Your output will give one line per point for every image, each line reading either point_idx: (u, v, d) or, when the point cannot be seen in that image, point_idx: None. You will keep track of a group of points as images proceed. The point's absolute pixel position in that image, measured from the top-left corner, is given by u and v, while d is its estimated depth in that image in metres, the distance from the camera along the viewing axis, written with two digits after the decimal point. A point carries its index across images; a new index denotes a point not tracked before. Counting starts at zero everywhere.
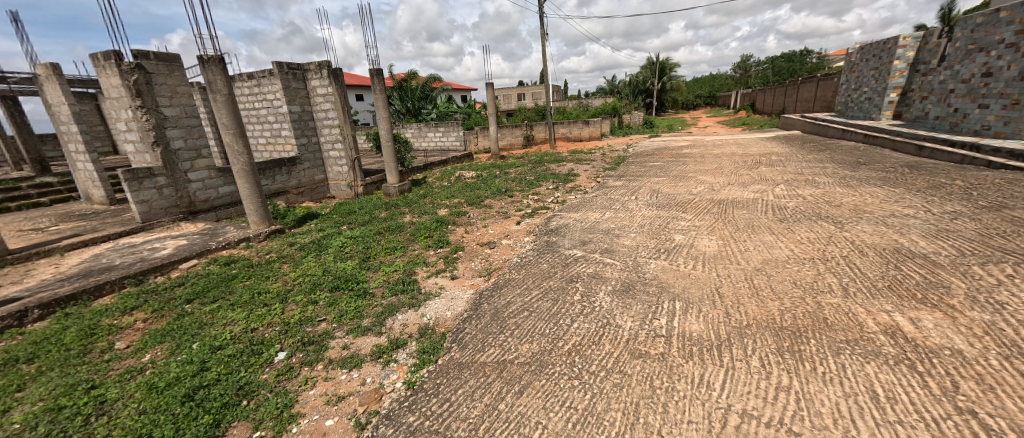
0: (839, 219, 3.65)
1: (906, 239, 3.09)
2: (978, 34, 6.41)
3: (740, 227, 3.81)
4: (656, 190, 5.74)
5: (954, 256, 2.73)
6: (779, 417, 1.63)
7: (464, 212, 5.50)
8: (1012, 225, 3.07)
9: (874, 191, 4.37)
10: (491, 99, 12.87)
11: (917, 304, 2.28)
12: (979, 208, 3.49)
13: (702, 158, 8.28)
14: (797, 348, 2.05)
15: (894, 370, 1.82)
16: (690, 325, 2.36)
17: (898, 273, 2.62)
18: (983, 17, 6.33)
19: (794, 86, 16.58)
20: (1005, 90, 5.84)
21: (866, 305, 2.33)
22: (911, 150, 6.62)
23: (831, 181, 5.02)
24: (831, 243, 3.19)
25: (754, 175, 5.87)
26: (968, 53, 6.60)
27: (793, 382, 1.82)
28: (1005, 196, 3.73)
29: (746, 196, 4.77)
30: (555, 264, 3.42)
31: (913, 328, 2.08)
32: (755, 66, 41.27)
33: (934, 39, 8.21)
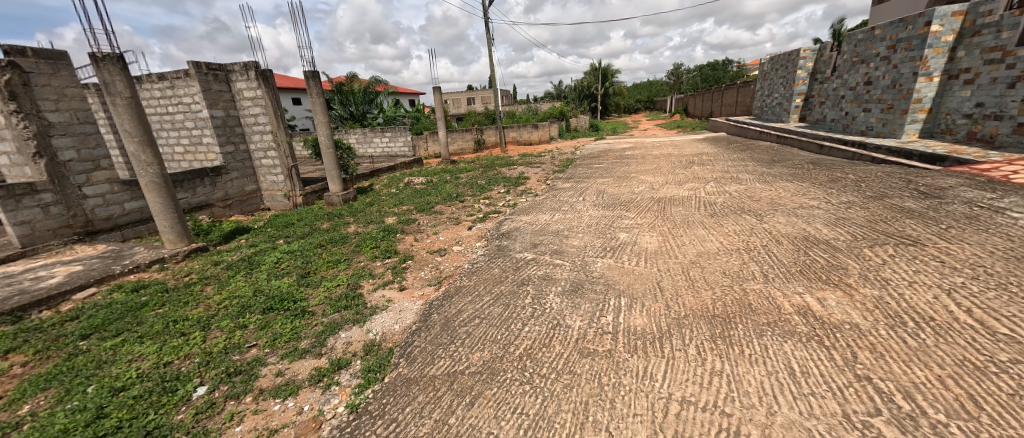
0: (759, 212, 4.04)
1: (813, 227, 3.49)
2: (860, 49, 7.49)
3: (677, 223, 4.08)
4: (602, 190, 5.97)
5: (849, 240, 3.14)
6: (714, 400, 1.75)
7: (413, 219, 5.33)
8: (892, 212, 3.59)
9: (786, 186, 4.91)
10: (440, 103, 12.69)
11: (823, 285, 2.58)
12: (867, 198, 4.04)
13: (643, 159, 8.80)
14: (727, 334, 2.22)
15: (806, 346, 2.03)
16: (635, 319, 2.46)
17: (806, 258, 2.95)
18: (863, 34, 7.43)
19: (719, 92, 18.28)
20: (882, 97, 6.86)
21: (783, 289, 2.59)
22: (814, 149, 7.54)
23: (752, 178, 5.57)
24: (753, 234, 3.52)
25: (688, 174, 6.34)
26: (853, 64, 7.71)
27: (725, 366, 1.97)
28: (886, 186, 4.36)
29: (681, 194, 5.13)
30: (506, 268, 3.42)
31: (820, 307, 2.35)
32: (687, 73, 44.90)
33: (827, 52, 9.49)
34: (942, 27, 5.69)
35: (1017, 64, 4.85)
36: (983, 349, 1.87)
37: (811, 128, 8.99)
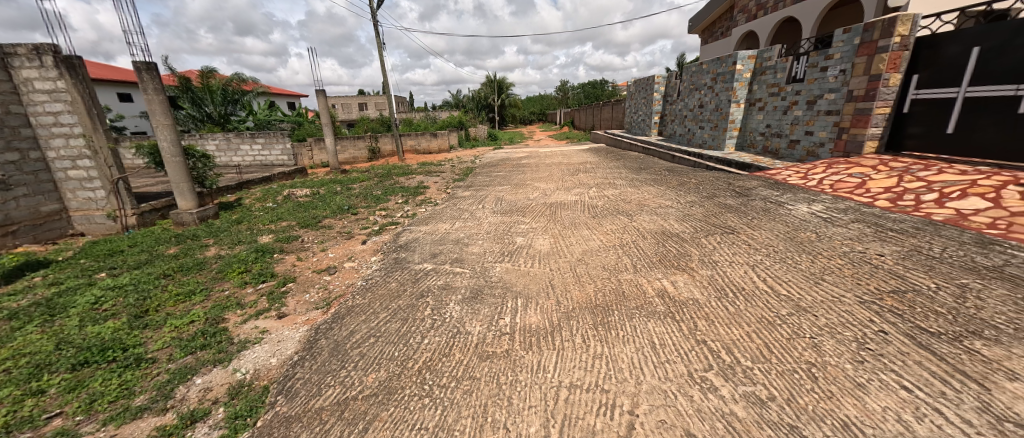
0: (629, 212, 4.73)
1: (668, 223, 4.24)
2: (695, 79, 9.45)
3: (566, 225, 4.50)
4: (500, 197, 6.23)
5: (691, 232, 3.91)
6: (596, 380, 1.99)
7: (295, 236, 4.74)
8: (719, 208, 4.58)
9: (649, 189, 5.85)
10: (326, 107, 11.62)
11: (675, 270, 3.15)
12: (703, 198, 5.07)
13: (537, 167, 9.45)
14: (606, 320, 2.54)
15: (663, 323, 2.46)
16: (530, 317, 2.63)
17: (663, 249, 3.58)
18: (695, 68, 9.43)
19: (599, 108, 20.84)
20: (710, 117, 8.71)
21: (647, 277, 3.08)
22: (669, 158, 9.13)
23: (624, 183, 6.48)
24: (625, 231, 4.10)
25: (574, 181, 7.04)
26: (691, 91, 9.64)
27: (604, 348, 2.25)
28: (716, 188, 5.54)
29: (569, 199, 5.69)
30: (405, 281, 3.29)
31: (673, 288, 2.87)
32: (574, 89, 49.99)
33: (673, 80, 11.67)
34: (743, 67, 7.58)
35: (786, 97, 6.68)
36: (771, 308, 2.54)
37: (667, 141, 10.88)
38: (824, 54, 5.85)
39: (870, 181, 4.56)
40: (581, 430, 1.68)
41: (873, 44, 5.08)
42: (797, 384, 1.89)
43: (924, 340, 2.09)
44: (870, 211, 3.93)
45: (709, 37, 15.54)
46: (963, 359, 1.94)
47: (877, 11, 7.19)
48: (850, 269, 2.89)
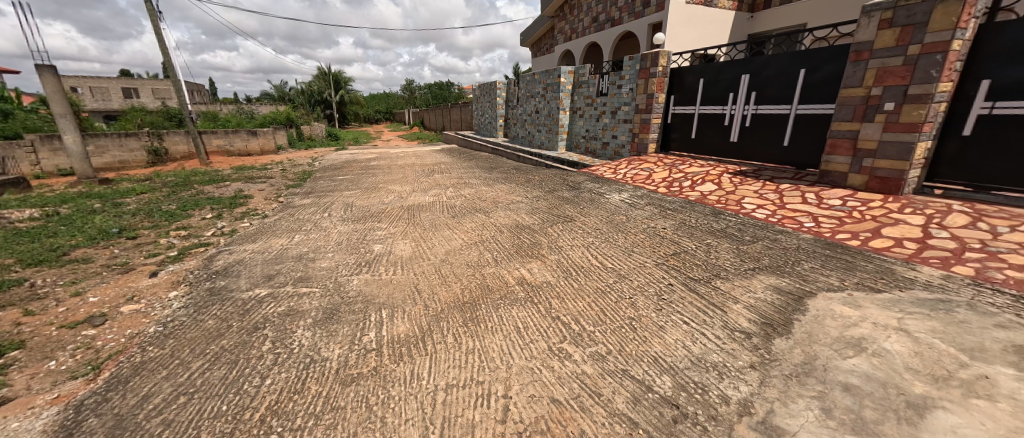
0: (485, 210, 5.01)
1: (520, 217, 4.68)
2: (530, 87, 10.71)
3: (426, 227, 4.41)
4: (349, 203, 5.62)
5: (539, 223, 4.44)
6: (471, 376, 2.04)
7: (13, 280, 3.11)
8: (559, 200, 5.32)
9: (501, 187, 6.32)
10: (60, 89, 8.00)
11: (530, 258, 3.53)
12: (546, 192, 5.82)
13: (389, 169, 8.90)
14: (475, 315, 2.63)
15: (525, 307, 2.74)
16: (397, 327, 2.48)
17: (518, 241, 3.94)
18: (529, 77, 10.70)
19: (448, 110, 21.16)
20: (545, 122, 10.02)
21: (508, 268, 3.34)
22: (515, 158, 10.09)
23: (479, 182, 6.80)
24: (484, 228, 4.32)
25: (430, 182, 6.98)
26: (528, 98, 10.88)
27: (475, 342, 2.34)
28: (555, 183, 6.43)
29: (427, 200, 5.60)
30: (228, 316, 2.60)
31: (530, 275, 3.21)
32: (420, 89, 49.22)
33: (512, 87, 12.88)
34: (565, 79, 9.05)
35: (597, 107, 8.29)
36: (603, 279, 3.16)
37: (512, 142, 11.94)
38: (618, 75, 7.52)
39: (653, 173, 6.11)
40: (461, 427, 1.70)
41: (647, 70, 6.85)
42: (624, 336, 2.45)
43: (691, 286, 3.00)
44: (656, 195, 5.27)
45: (537, 51, 17.79)
46: (711, 294, 2.88)
47: (647, 45, 9.70)
48: (648, 241, 3.84)
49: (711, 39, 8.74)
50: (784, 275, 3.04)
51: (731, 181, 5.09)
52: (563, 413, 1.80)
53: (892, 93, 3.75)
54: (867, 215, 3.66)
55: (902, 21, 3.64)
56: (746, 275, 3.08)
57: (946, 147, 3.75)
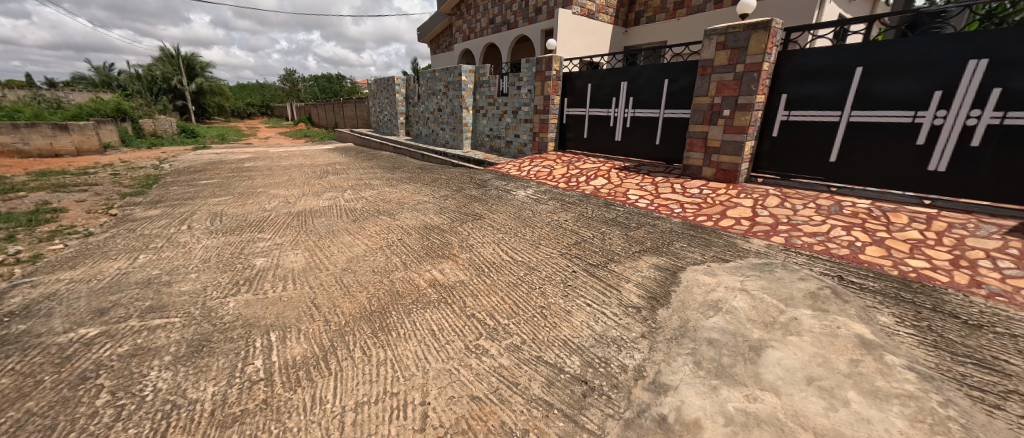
0: (390, 212, 4.72)
1: (428, 217, 4.54)
2: (431, 85, 10.44)
3: (322, 234, 3.95)
4: (217, 212, 4.69)
5: (449, 222, 4.37)
6: (384, 389, 1.90)
7: None
8: (467, 199, 5.32)
9: (407, 187, 6.04)
10: None
11: (441, 259, 3.45)
12: (454, 191, 5.76)
13: (270, 172, 7.70)
14: (385, 324, 2.46)
15: (439, 309, 2.67)
16: (291, 350, 2.17)
17: (428, 242, 3.81)
18: (429, 74, 10.43)
19: (340, 105, 19.27)
20: (449, 120, 9.91)
21: (418, 270, 3.21)
22: (419, 157, 9.77)
23: (381, 183, 6.36)
24: (390, 231, 4.07)
25: (324, 184, 6.27)
26: (430, 95, 10.62)
27: (387, 352, 2.19)
28: (462, 181, 6.41)
29: (320, 205, 5.01)
30: (32, 370, 1.93)
31: (442, 276, 3.14)
32: (305, 81, 43.69)
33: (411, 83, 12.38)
34: (466, 78, 9.08)
35: (499, 107, 8.53)
36: (515, 272, 3.27)
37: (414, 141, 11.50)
38: (517, 77, 7.86)
39: (553, 169, 6.56)
40: None
41: (543, 73, 7.30)
42: (536, 324, 2.58)
43: (591, 271, 3.32)
44: (557, 191, 5.67)
45: (436, 48, 17.40)
46: (608, 276, 3.24)
47: (541, 50, 10.32)
48: (552, 233, 4.11)
49: (595, 48, 9.72)
50: (662, 254, 3.58)
51: (618, 176, 5.77)
52: (484, 408, 1.81)
53: (728, 102, 4.71)
54: (717, 201, 4.52)
55: (731, 44, 4.57)
56: (634, 256, 3.55)
57: (763, 145, 4.84)
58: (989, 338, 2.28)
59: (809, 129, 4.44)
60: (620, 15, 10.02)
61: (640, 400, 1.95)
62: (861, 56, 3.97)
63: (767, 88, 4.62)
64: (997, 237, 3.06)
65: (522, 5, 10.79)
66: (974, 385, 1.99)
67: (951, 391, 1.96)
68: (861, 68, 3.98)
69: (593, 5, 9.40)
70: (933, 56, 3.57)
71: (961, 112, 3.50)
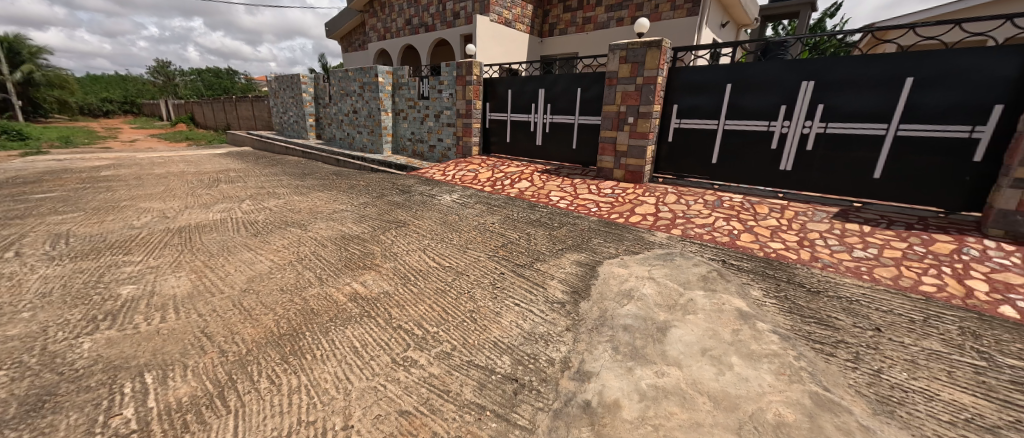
0: (301, 223, 4.26)
1: (346, 227, 4.21)
2: (344, 85, 9.74)
3: (213, 252, 3.41)
4: (60, 233, 3.74)
5: (370, 231, 4.11)
6: (299, 419, 1.71)
7: None
8: (389, 206, 5.07)
9: (319, 195, 5.52)
10: None
11: (363, 271, 3.23)
12: (375, 198, 5.44)
13: (140, 181, 6.40)
14: (297, 347, 2.22)
15: (362, 324, 2.50)
16: (175, 390, 1.84)
17: (346, 253, 3.54)
18: (341, 74, 9.72)
19: (233, 103, 16.85)
20: (365, 123, 9.36)
21: (336, 285, 2.96)
22: (332, 162, 9.07)
23: (288, 191, 5.72)
24: (301, 244, 3.68)
25: (215, 195, 5.41)
26: (342, 96, 9.92)
27: (301, 378, 1.98)
28: (383, 187, 6.08)
29: (211, 218, 4.32)
30: None
31: (364, 289, 2.94)
32: (185, 75, 37.24)
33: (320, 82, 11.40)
34: (383, 80, 8.67)
35: (420, 110, 8.33)
36: (443, 279, 3.21)
37: (327, 145, 10.61)
38: (438, 80, 7.77)
39: (478, 173, 6.60)
40: None
41: (463, 78, 7.31)
42: (466, 329, 2.57)
43: (519, 271, 3.41)
44: (483, 194, 5.72)
45: (348, 46, 16.30)
46: (534, 274, 3.37)
47: (461, 54, 10.33)
48: (480, 236, 4.13)
49: (513, 55, 10.05)
50: (581, 250, 3.85)
51: (541, 178, 6.03)
52: (414, 422, 1.75)
53: (632, 110, 5.24)
54: (627, 199, 5.01)
55: (632, 59, 5.10)
56: (557, 254, 3.74)
57: (662, 149, 5.49)
58: (824, 301, 2.91)
59: (696, 135, 5.17)
60: (535, 26, 10.52)
61: (567, 389, 2.06)
62: (731, 74, 4.74)
63: (662, 99, 5.26)
64: (825, 221, 3.92)
65: (439, 8, 10.68)
66: (816, 339, 2.52)
67: (802, 346, 2.45)
68: (731, 85, 4.76)
69: (509, 13, 9.72)
70: (779, 77, 4.42)
71: (799, 122, 4.39)
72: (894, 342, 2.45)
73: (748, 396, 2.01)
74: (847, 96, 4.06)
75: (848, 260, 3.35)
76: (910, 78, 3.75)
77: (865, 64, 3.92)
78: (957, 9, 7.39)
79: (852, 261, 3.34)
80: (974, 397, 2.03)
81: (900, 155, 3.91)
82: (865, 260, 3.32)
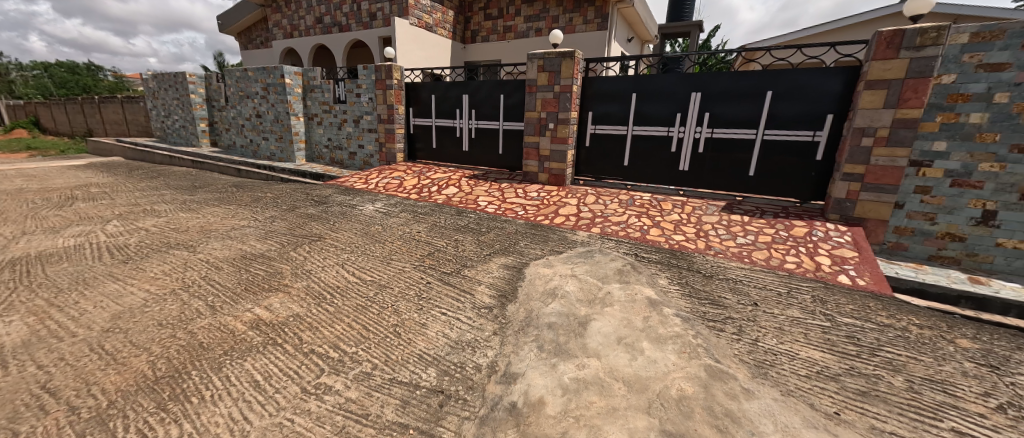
0: (189, 243, 3.70)
1: (247, 245, 3.75)
2: (243, 86, 8.73)
3: (62, 287, 2.79)
4: None
5: (278, 248, 3.72)
6: None
7: None
8: (301, 219, 4.64)
9: (214, 211, 4.86)
10: None
11: (268, 293, 2.90)
12: (284, 211, 4.95)
13: None
14: (180, 390, 1.91)
15: (265, 354, 2.24)
16: None
17: (247, 275, 3.15)
18: (240, 73, 8.68)
19: (96, 105, 14.07)
20: (272, 129, 8.50)
21: (233, 312, 2.62)
22: (232, 173, 8.11)
23: (171, 208, 4.93)
24: (188, 268, 3.19)
25: (68, 216, 4.45)
26: (241, 98, 8.90)
27: (184, 426, 1.70)
28: (294, 199, 5.55)
29: (60, 245, 3.54)
30: None
31: (268, 313, 2.64)
32: (26, 70, 30.13)
33: (213, 82, 10.08)
34: (292, 81, 7.96)
35: (337, 115, 7.83)
36: (363, 294, 3.02)
37: (225, 153, 9.40)
38: (355, 83, 7.38)
39: (404, 181, 6.37)
40: None
41: (383, 82, 7.02)
42: (389, 346, 2.44)
43: (446, 280, 3.35)
44: (409, 202, 5.52)
45: (249, 42, 14.63)
46: (461, 282, 3.34)
47: (381, 57, 9.91)
48: (405, 246, 3.98)
49: (436, 60, 9.91)
50: (509, 254, 3.92)
51: (468, 184, 6.02)
52: None
53: (551, 117, 5.50)
54: (551, 202, 5.23)
55: (549, 68, 5.35)
56: (485, 259, 3.76)
57: (581, 153, 5.84)
58: (715, 283, 3.34)
59: (610, 140, 5.59)
60: (457, 32, 10.53)
61: (493, 394, 2.07)
62: (635, 84, 5.22)
63: (578, 106, 5.61)
64: (716, 213, 4.51)
65: (354, 7, 10.13)
66: (710, 318, 2.87)
67: (699, 325, 2.78)
68: (636, 94, 5.24)
69: (429, 17, 9.59)
70: (674, 88, 4.98)
71: (691, 128, 4.99)
72: (767, 313, 2.90)
73: (656, 376, 2.22)
74: (726, 105, 4.73)
75: (733, 247, 3.89)
76: (770, 92, 4.49)
77: (737, 78, 4.60)
78: (804, 35, 9.03)
79: (736, 247, 3.88)
80: (823, 353, 2.48)
81: (767, 156, 4.66)
82: (745, 246, 3.88)
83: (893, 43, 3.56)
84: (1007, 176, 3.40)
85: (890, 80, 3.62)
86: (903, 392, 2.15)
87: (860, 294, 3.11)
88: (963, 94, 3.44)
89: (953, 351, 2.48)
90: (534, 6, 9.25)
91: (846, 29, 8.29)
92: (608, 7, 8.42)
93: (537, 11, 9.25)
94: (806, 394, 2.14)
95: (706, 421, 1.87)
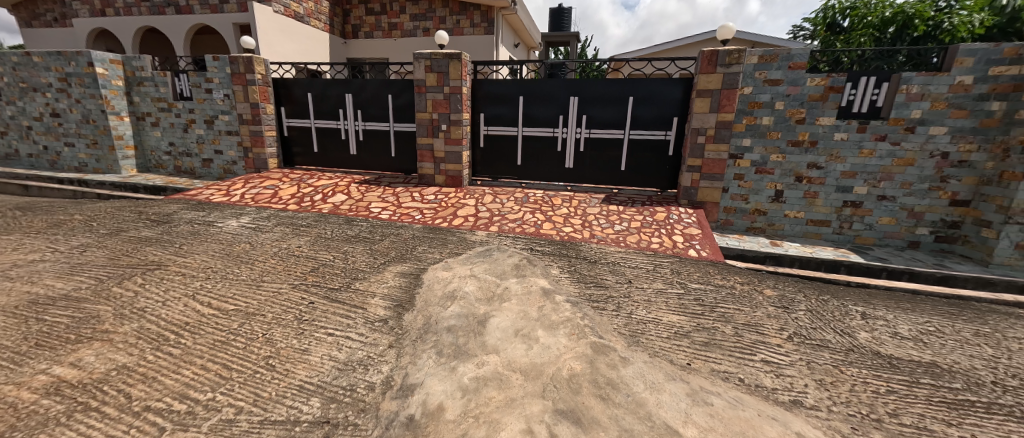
0: None
1: (39, 287, 2.83)
2: (26, 74, 6.58)
3: None
4: None
5: (93, 286, 2.90)
6: None
7: None
8: (132, 244, 3.71)
9: None
10: None
11: (77, 345, 2.24)
12: (102, 236, 3.88)
13: None
14: None
15: (71, 425, 1.71)
16: None
17: (40, 327, 2.38)
18: (19, 58, 6.53)
19: None
20: (79, 131, 6.62)
21: (14, 379, 1.95)
22: (16, 191, 6.18)
23: None
24: None
25: None
26: (22, 91, 6.70)
27: None
28: (120, 221, 4.40)
29: None
30: None
31: (77, 371, 2.04)
32: None
33: None
34: (107, 72, 6.34)
35: (180, 114, 6.55)
36: (223, 327, 2.56)
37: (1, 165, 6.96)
38: (202, 77, 6.24)
39: (280, 190, 5.59)
40: None
41: (242, 76, 6.03)
42: (259, 382, 2.10)
43: (332, 297, 3.04)
44: (286, 214, 4.87)
45: (33, 18, 11.03)
46: (350, 297, 3.08)
47: (239, 47, 8.54)
48: (280, 264, 3.50)
49: (311, 55, 8.92)
50: (405, 260, 3.76)
51: (358, 190, 5.61)
52: None
53: (443, 118, 5.45)
54: (449, 203, 5.20)
55: (436, 69, 5.28)
56: (379, 270, 3.54)
57: (477, 154, 5.93)
58: (598, 267, 3.74)
59: (503, 141, 5.80)
60: (335, 25, 9.65)
61: (388, 412, 1.95)
62: (521, 88, 5.50)
63: (469, 108, 5.68)
64: (597, 205, 5.05)
65: None
66: (594, 299, 3.20)
67: (585, 307, 3.07)
68: (523, 97, 5.52)
69: (299, 7, 8.58)
70: (555, 92, 5.40)
71: (572, 129, 5.48)
72: (638, 288, 3.37)
73: (549, 361, 2.37)
74: (599, 109, 5.32)
75: (611, 233, 4.40)
76: (631, 98, 5.20)
77: (606, 85, 5.22)
78: (656, 50, 10.70)
79: (614, 234, 4.40)
80: (679, 316, 2.98)
81: (633, 153, 5.39)
82: (621, 232, 4.43)
83: (712, 60, 4.43)
84: (787, 163, 4.57)
85: (712, 90, 4.50)
86: (732, 337, 2.72)
87: (703, 263, 3.83)
88: (758, 102, 4.49)
89: (762, 299, 3.23)
90: (419, 5, 9.01)
91: (685, 47, 10.09)
92: (493, 13, 8.70)
93: (423, 10, 9.05)
94: (667, 352, 2.54)
95: (591, 393, 2.07)
